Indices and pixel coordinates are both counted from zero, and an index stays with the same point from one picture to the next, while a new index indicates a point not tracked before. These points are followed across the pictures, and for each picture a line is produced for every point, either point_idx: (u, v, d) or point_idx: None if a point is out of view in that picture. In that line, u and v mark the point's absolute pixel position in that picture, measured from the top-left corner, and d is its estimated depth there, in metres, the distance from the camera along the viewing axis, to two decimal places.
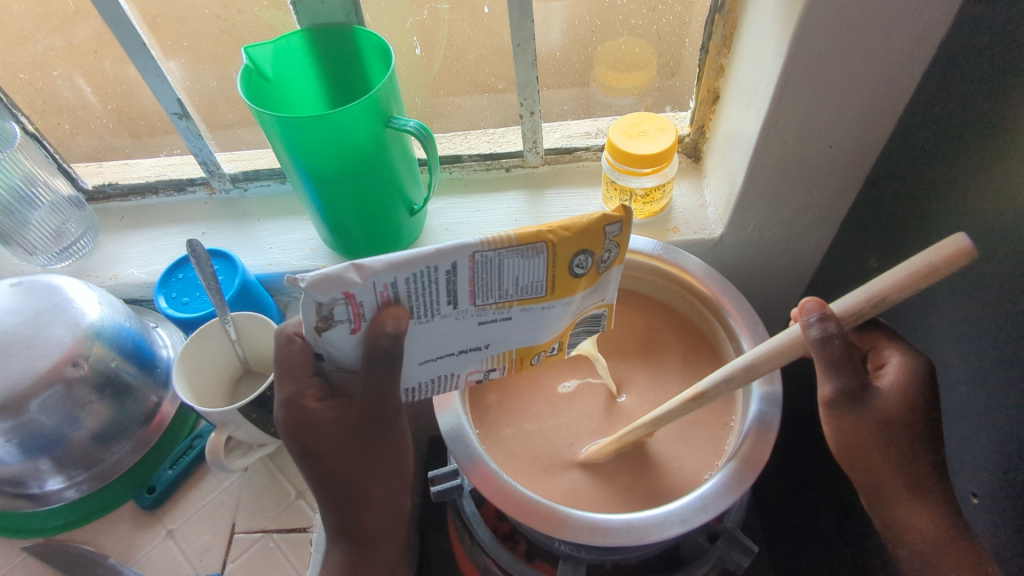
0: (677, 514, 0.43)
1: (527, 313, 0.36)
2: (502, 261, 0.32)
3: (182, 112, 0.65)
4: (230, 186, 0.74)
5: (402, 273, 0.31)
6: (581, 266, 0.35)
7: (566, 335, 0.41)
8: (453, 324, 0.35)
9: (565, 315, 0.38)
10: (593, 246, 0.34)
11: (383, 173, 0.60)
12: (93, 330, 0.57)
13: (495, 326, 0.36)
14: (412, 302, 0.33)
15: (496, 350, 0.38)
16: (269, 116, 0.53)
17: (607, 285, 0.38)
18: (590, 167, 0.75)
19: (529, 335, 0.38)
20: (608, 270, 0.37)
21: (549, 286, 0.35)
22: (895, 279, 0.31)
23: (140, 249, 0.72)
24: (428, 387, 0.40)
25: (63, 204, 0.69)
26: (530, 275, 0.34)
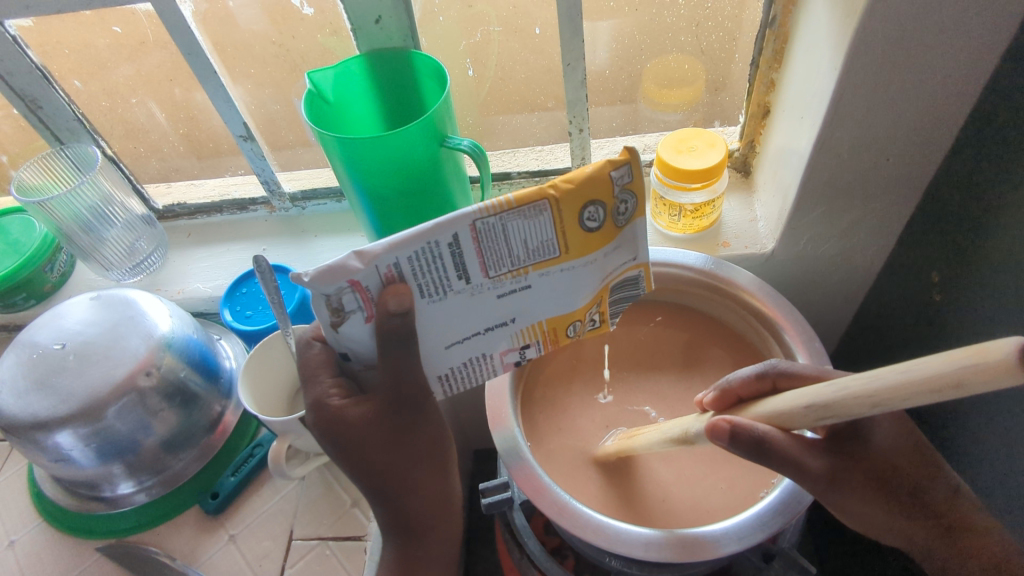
0: (733, 531, 0.43)
1: (547, 278, 0.36)
2: (505, 226, 0.34)
3: (247, 135, 0.69)
4: (290, 204, 0.77)
5: (403, 252, 0.33)
6: (592, 218, 0.35)
7: (603, 305, 0.40)
8: (470, 301, 0.36)
9: (592, 278, 0.38)
10: (601, 195, 0.34)
11: (437, 189, 0.62)
12: (165, 341, 0.60)
13: (514, 297, 0.37)
14: (420, 280, 0.34)
15: (525, 323, 0.39)
16: (331, 136, 0.56)
17: (623, 246, 0.38)
18: (638, 183, 0.75)
19: (551, 305, 0.38)
20: (631, 228, 0.37)
21: (562, 244, 0.35)
22: (909, 385, 0.26)
23: (205, 265, 0.75)
24: (462, 378, 0.41)
25: (137, 222, 0.73)
26: (538, 235, 0.35)
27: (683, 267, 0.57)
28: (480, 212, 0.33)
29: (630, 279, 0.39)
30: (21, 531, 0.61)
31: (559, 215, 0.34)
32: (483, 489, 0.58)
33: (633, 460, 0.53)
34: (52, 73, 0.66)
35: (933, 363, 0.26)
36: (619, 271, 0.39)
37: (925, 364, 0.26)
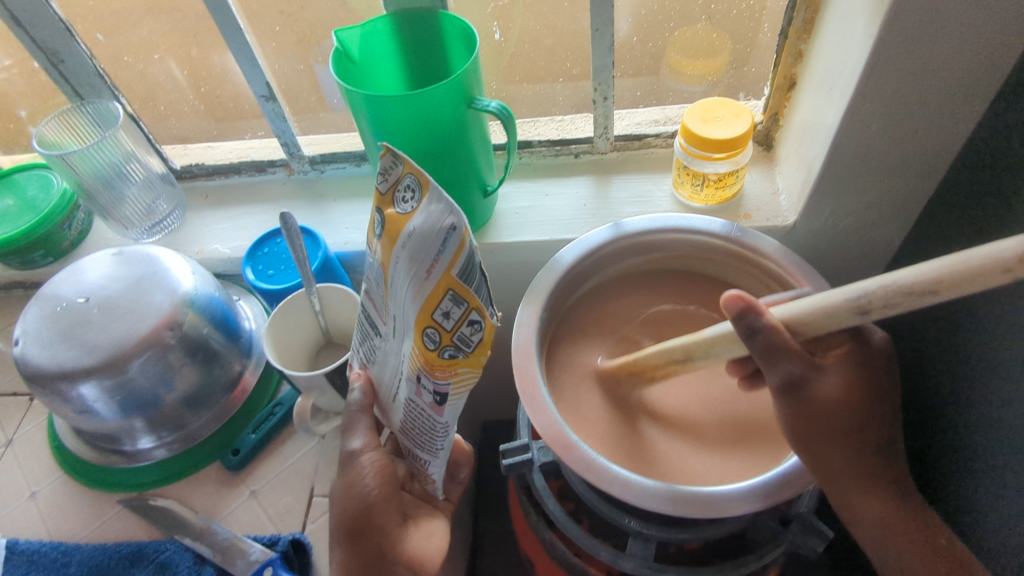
0: (760, 489, 0.43)
1: (393, 296, 0.41)
2: (372, 277, 0.45)
3: (269, 94, 0.68)
4: (308, 167, 0.77)
5: (360, 326, 0.50)
6: (382, 227, 0.40)
7: (441, 303, 0.35)
8: (392, 348, 0.44)
9: (407, 280, 0.37)
10: (380, 209, 0.40)
11: (461, 152, 0.62)
12: (188, 298, 0.60)
13: (398, 326, 0.42)
14: (370, 343, 0.48)
15: (408, 347, 0.41)
16: (358, 94, 0.56)
17: (428, 230, 0.35)
18: (659, 155, 0.75)
19: (408, 320, 0.39)
20: (416, 215, 0.36)
21: (382, 261, 0.41)
22: (936, 272, 0.29)
23: (224, 226, 0.75)
24: (414, 434, 0.45)
25: (157, 181, 0.73)
26: (377, 269, 0.43)
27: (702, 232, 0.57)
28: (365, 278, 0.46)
29: (461, 257, 0.34)
30: (43, 483, 0.62)
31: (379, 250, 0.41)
32: (504, 450, 0.59)
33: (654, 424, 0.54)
34: (75, 28, 0.64)
35: (978, 255, 0.28)
36: (447, 256, 0.34)
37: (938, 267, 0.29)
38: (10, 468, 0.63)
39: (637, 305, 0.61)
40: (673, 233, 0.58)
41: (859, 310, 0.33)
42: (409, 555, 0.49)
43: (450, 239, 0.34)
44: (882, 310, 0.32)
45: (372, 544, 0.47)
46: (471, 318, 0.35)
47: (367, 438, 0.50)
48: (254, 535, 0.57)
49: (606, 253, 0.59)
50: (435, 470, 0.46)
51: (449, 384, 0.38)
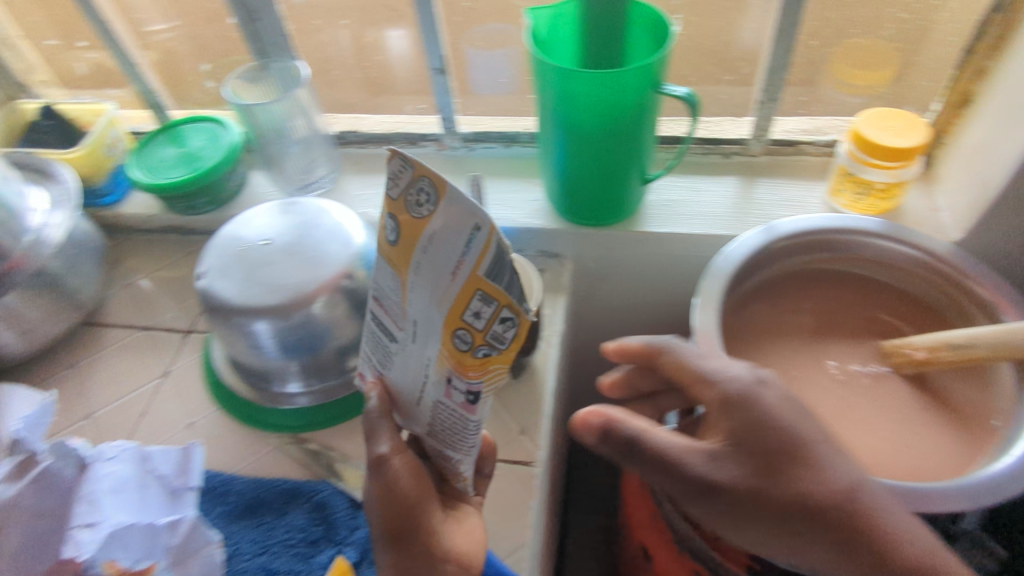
0: (966, 491, 0.43)
1: (415, 304, 0.39)
2: (381, 285, 0.42)
3: (442, 68, 0.71)
4: (460, 144, 0.78)
5: (365, 338, 0.48)
6: (396, 232, 0.38)
7: (472, 304, 0.34)
8: (410, 353, 0.42)
9: (437, 286, 0.35)
10: (390, 214, 0.38)
11: (633, 136, 0.63)
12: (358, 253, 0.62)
13: (419, 332, 0.40)
14: (379, 353, 0.46)
15: (432, 352, 0.39)
16: (551, 69, 0.58)
17: (449, 233, 0.33)
18: (811, 162, 0.75)
19: (432, 324, 0.37)
20: (438, 218, 0.34)
21: (398, 267, 0.39)
22: None
23: (374, 192, 0.77)
24: (444, 437, 0.43)
25: (321, 142, 0.75)
26: (389, 275, 0.40)
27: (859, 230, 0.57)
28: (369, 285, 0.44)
29: (487, 256, 0.32)
30: (200, 415, 0.64)
31: (393, 257, 0.39)
32: None
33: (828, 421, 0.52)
34: None
35: None
36: (472, 256, 0.33)
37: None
38: (169, 399, 0.66)
39: (808, 298, 0.60)
40: (860, 236, 0.58)
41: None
42: (456, 552, 0.45)
43: (476, 237, 0.32)
44: None
45: (416, 544, 0.44)
46: (504, 314, 0.34)
47: (394, 441, 0.46)
48: None
49: (787, 244, 0.58)
50: (466, 468, 0.45)
51: (482, 383, 0.37)
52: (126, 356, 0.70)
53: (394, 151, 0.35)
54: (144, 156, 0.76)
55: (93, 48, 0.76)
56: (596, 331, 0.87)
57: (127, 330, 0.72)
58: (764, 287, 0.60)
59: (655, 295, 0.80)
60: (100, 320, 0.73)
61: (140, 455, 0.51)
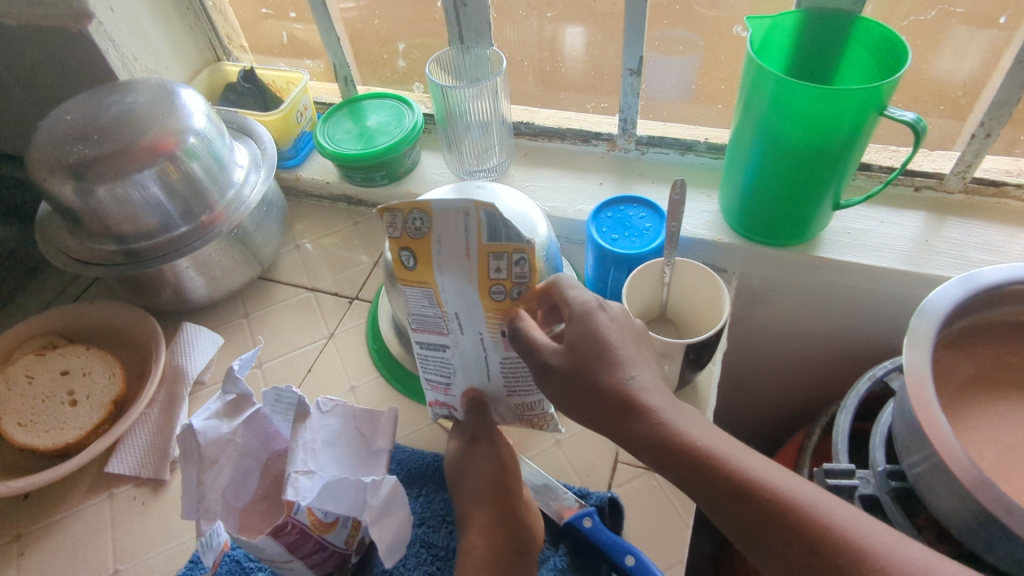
0: None
1: (458, 299, 0.46)
2: (417, 312, 0.49)
3: (637, 69, 0.70)
4: (632, 146, 0.77)
5: (426, 372, 0.54)
6: (410, 259, 0.45)
7: (484, 259, 0.43)
8: (469, 346, 0.50)
9: (459, 267, 0.44)
10: (402, 247, 0.44)
11: (840, 157, 0.60)
12: (540, 242, 0.62)
13: (465, 321, 0.48)
14: (436, 369, 0.53)
15: (483, 328, 0.48)
16: (773, 76, 0.57)
17: (447, 220, 0.42)
18: (1016, 207, 0.69)
19: (471, 300, 0.46)
20: (442, 222, 0.42)
21: (426, 283, 0.46)
22: None
23: (542, 185, 0.77)
24: (513, 389, 0.52)
25: (504, 129, 0.76)
26: (425, 299, 0.48)
27: None
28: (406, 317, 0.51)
29: (483, 228, 0.42)
30: (362, 380, 0.66)
31: (413, 280, 0.46)
32: (824, 470, 0.57)
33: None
34: None
35: None
36: (474, 233, 0.42)
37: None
38: (334, 360, 0.68)
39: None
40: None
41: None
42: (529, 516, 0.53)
43: (469, 218, 0.42)
44: None
45: (507, 501, 0.52)
46: (516, 258, 0.43)
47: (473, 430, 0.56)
48: (562, 483, 0.57)
49: (975, 299, 0.53)
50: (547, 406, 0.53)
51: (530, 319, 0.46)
52: (294, 313, 0.73)
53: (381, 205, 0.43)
54: (329, 125, 0.79)
55: (300, 19, 0.80)
56: (738, 352, 0.84)
57: (295, 289, 0.75)
58: (974, 333, 0.56)
59: (814, 324, 0.76)
60: (272, 276, 0.77)
61: (347, 410, 0.47)
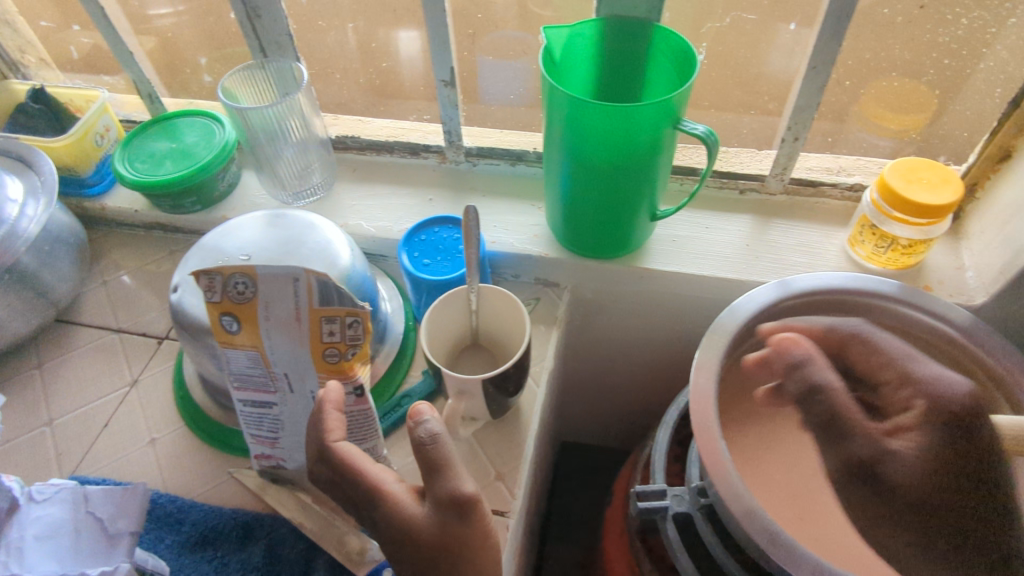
0: None
1: (283, 361, 0.49)
2: (237, 372, 0.51)
3: (450, 80, 0.66)
4: (463, 158, 0.75)
5: (245, 429, 0.54)
6: (232, 325, 0.48)
7: (314, 321, 0.48)
8: (297, 403, 0.52)
9: (287, 330, 0.48)
10: (225, 312, 0.48)
11: (646, 170, 0.59)
12: (343, 274, 0.58)
13: (292, 382, 0.51)
14: (260, 428, 0.54)
15: (312, 387, 0.51)
16: (564, 96, 0.54)
17: (277, 286, 0.47)
18: (829, 206, 0.71)
19: (301, 362, 0.49)
20: (270, 284, 0.47)
21: (249, 345, 0.49)
22: None
23: (368, 204, 0.74)
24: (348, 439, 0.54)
25: (314, 145, 0.72)
26: (246, 360, 0.50)
27: (876, 292, 0.53)
28: (228, 379, 0.52)
29: (315, 293, 0.48)
30: (164, 431, 0.61)
31: (236, 344, 0.49)
32: (638, 492, 0.56)
33: (824, 505, 0.47)
34: None
35: None
36: (304, 298, 0.48)
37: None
38: (135, 410, 0.63)
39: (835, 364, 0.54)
40: (877, 299, 0.53)
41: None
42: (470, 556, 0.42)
43: (300, 284, 0.47)
44: None
45: None
46: (348, 321, 0.48)
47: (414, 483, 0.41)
48: None
49: (801, 303, 0.53)
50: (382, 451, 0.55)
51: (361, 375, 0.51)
52: (94, 359, 0.66)
53: (201, 271, 0.47)
54: (132, 150, 0.72)
55: (87, 32, 0.72)
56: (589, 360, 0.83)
57: (98, 331, 0.69)
58: (790, 343, 0.55)
59: (654, 331, 0.76)
60: (74, 318, 0.70)
61: (79, 495, 0.51)
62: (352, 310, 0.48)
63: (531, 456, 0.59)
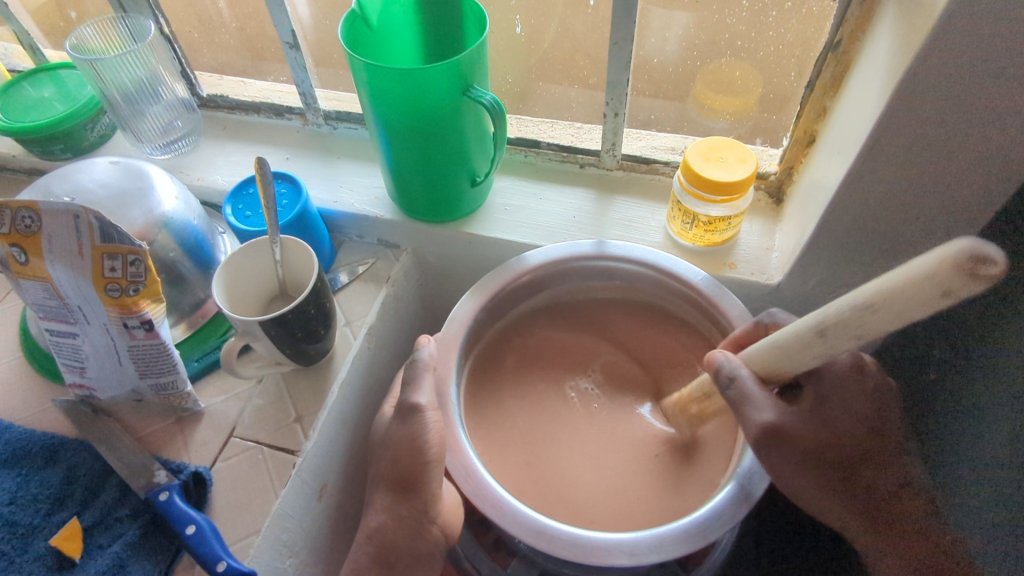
0: (629, 546, 0.43)
1: (73, 291, 0.53)
2: (41, 300, 0.56)
3: (293, 43, 0.69)
4: (322, 121, 0.79)
5: (57, 357, 0.58)
6: (22, 255, 0.53)
7: (93, 256, 0.51)
8: (96, 334, 0.56)
9: (70, 263, 0.52)
10: (16, 242, 0.52)
11: (454, 138, 0.61)
12: (163, 219, 0.63)
13: (86, 313, 0.55)
14: (68, 356, 0.58)
15: (104, 319, 0.54)
16: (361, 62, 0.55)
17: (58, 222, 0.51)
18: (664, 183, 0.72)
19: (89, 294, 0.53)
20: (51, 219, 0.51)
21: (41, 274, 0.53)
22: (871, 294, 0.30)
23: (230, 160, 0.77)
24: (146, 372, 0.57)
25: (177, 105, 0.77)
26: (44, 289, 0.54)
27: (683, 280, 0.57)
28: (34, 308, 0.57)
29: (95, 230, 0.51)
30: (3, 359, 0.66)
31: (30, 274, 0.54)
32: None
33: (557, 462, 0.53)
34: None
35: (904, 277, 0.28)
36: (85, 234, 0.51)
37: (889, 276, 0.29)
38: None
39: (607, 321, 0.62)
40: (641, 266, 0.59)
41: (817, 329, 0.34)
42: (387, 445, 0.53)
43: (80, 221, 0.50)
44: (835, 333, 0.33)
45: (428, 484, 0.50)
46: (129, 259, 0.52)
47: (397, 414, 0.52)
48: (163, 459, 0.58)
49: (584, 265, 0.60)
50: (184, 385, 0.59)
51: (149, 311, 0.54)
52: None
53: None
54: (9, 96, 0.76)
55: None
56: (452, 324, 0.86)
57: None
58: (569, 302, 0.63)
59: None
60: None
61: None
62: (128, 248, 0.51)
63: (333, 402, 0.62)
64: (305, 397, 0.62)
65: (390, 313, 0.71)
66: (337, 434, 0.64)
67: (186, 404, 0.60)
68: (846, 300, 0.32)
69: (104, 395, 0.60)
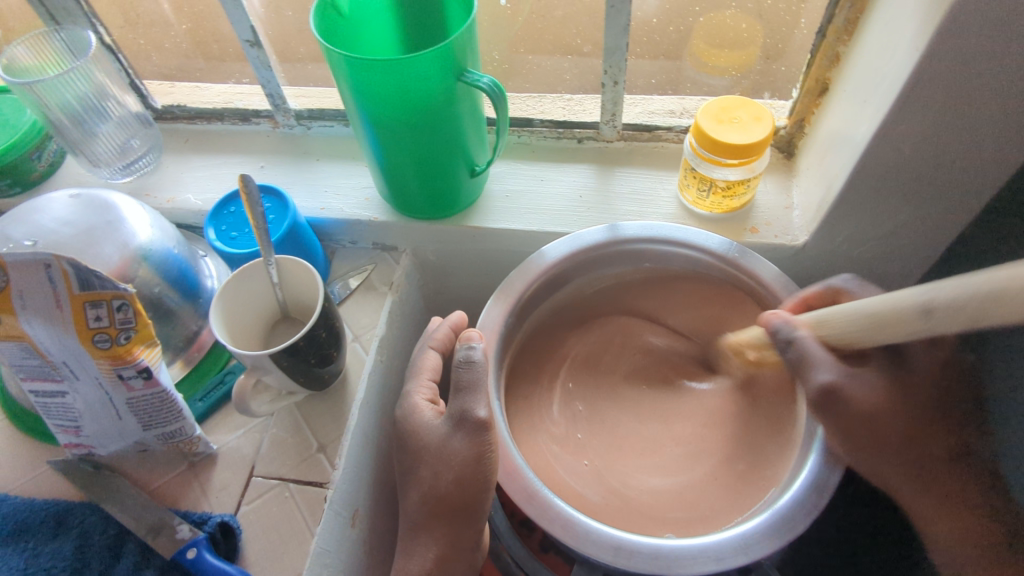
0: (712, 551, 0.44)
1: (56, 347, 0.48)
2: (20, 361, 0.50)
3: (254, 40, 0.63)
4: (294, 122, 0.73)
5: (47, 419, 0.53)
6: None
7: (73, 306, 0.46)
8: (87, 391, 0.51)
9: (47, 318, 0.46)
10: None
11: (450, 128, 0.56)
12: (141, 252, 0.57)
13: (73, 369, 0.49)
14: (59, 418, 0.53)
15: (95, 373, 0.49)
16: (342, 57, 0.50)
17: (30, 274, 0.45)
18: (670, 149, 0.69)
19: (74, 349, 0.48)
20: (21, 274, 0.45)
21: (17, 333, 0.48)
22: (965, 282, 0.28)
23: (199, 176, 0.71)
24: (150, 422, 0.53)
25: (131, 121, 0.69)
26: (22, 349, 0.49)
27: (703, 251, 0.56)
28: (14, 370, 0.51)
29: (71, 278, 0.45)
30: None
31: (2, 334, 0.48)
32: None
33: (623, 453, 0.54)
34: None
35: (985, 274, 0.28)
36: (61, 284, 0.45)
37: (981, 281, 0.28)
38: None
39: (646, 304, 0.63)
40: (661, 243, 0.57)
41: (921, 311, 0.31)
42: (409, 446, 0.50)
43: (52, 270, 0.45)
44: (942, 316, 0.30)
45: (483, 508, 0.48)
46: (115, 305, 0.46)
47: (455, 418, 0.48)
48: (183, 511, 0.54)
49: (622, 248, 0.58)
50: (192, 429, 0.54)
51: (144, 358, 0.49)
52: None
53: None
54: None
55: None
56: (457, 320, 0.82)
57: None
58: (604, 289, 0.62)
59: None
60: None
61: None
62: (111, 294, 0.46)
63: (355, 425, 0.58)
64: (324, 423, 0.58)
65: (397, 321, 0.67)
66: (363, 457, 0.60)
67: (197, 448, 0.56)
68: (948, 294, 0.29)
69: (105, 451, 0.55)
